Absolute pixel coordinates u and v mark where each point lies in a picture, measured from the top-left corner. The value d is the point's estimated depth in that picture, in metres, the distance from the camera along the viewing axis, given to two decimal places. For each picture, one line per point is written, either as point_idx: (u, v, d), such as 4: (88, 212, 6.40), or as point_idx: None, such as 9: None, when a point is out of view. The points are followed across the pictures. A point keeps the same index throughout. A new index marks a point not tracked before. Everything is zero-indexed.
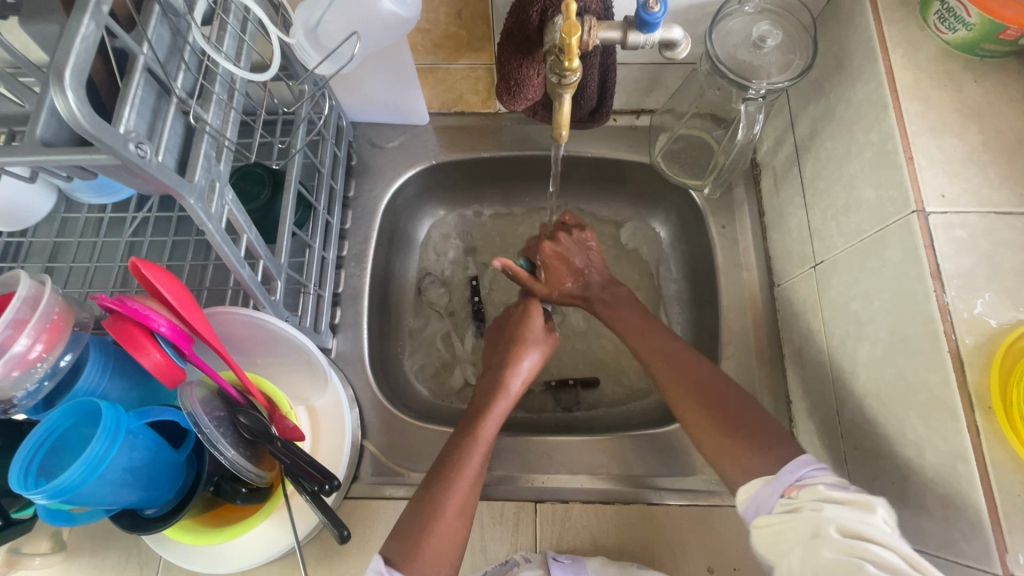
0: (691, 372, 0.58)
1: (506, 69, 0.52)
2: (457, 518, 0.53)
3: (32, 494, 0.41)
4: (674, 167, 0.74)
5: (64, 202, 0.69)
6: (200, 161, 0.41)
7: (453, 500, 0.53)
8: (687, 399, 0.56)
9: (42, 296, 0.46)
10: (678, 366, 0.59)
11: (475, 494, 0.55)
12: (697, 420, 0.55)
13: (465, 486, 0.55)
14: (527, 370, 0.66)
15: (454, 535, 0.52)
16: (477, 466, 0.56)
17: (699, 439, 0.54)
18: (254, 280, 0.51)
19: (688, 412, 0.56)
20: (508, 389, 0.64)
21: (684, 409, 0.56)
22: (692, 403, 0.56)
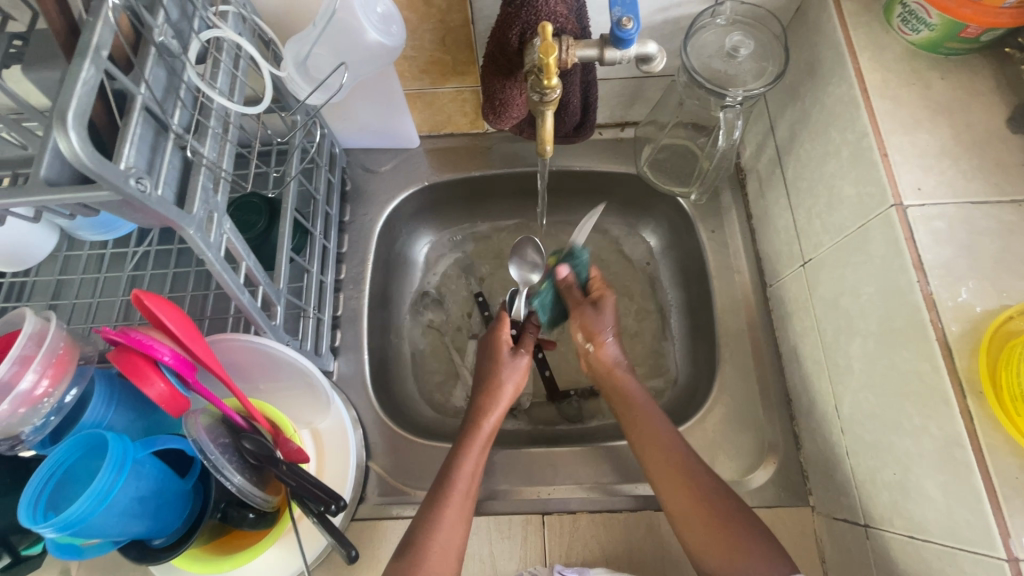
0: (690, 471, 0.57)
1: (491, 90, 0.55)
2: (454, 531, 0.54)
3: (41, 528, 0.41)
4: (660, 176, 0.76)
5: (67, 241, 0.70)
6: (198, 194, 0.43)
7: (449, 512, 0.55)
8: (684, 510, 0.55)
9: (47, 332, 0.47)
10: (676, 472, 0.57)
11: (466, 518, 0.56)
12: (696, 533, 0.54)
13: (458, 500, 0.56)
14: (512, 392, 0.65)
15: (453, 548, 0.54)
16: (470, 478, 0.57)
17: (697, 548, 0.54)
18: (254, 306, 0.52)
19: (685, 516, 0.55)
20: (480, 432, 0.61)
21: (681, 516, 0.55)
22: (687, 508, 0.55)
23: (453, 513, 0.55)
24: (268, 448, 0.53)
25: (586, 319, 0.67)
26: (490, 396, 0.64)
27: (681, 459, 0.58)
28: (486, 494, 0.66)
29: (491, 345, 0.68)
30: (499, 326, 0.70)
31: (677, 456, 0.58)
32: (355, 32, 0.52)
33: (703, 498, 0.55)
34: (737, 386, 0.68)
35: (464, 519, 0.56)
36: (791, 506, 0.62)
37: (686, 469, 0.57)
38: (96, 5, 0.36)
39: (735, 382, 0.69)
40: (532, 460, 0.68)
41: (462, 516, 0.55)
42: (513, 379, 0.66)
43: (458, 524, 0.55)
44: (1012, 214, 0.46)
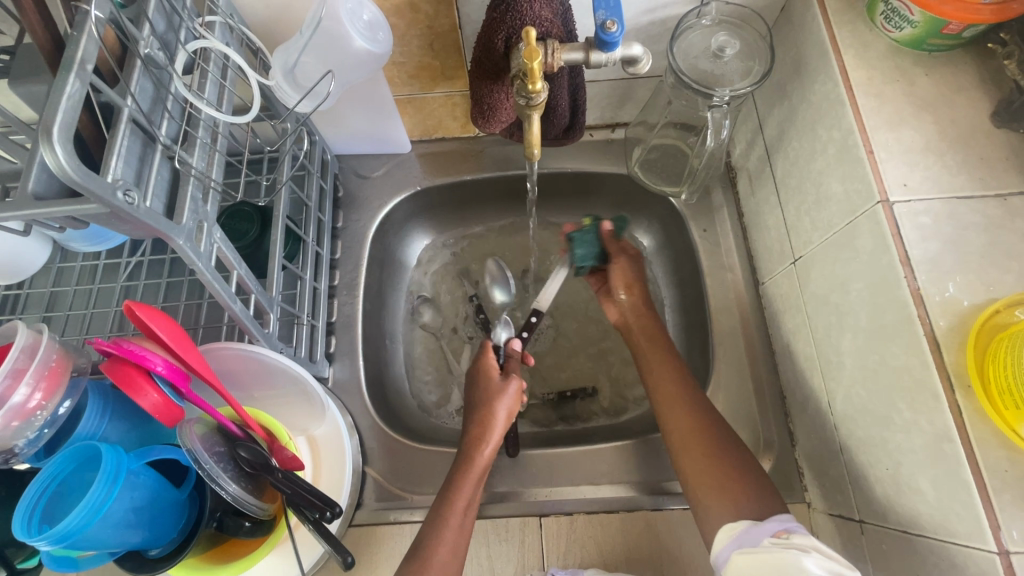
0: (702, 419, 0.59)
1: (479, 94, 0.55)
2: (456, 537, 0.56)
3: (36, 541, 0.41)
4: (651, 176, 0.76)
5: (60, 253, 0.71)
6: (187, 204, 0.43)
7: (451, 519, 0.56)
8: (695, 453, 0.57)
9: (39, 344, 0.47)
10: (684, 412, 0.60)
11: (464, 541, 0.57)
12: (701, 478, 0.55)
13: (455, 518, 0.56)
14: (505, 420, 0.64)
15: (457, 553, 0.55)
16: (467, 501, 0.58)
17: (698, 495, 0.55)
18: (247, 314, 0.53)
19: (690, 461, 0.57)
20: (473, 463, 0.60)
21: (686, 463, 0.57)
22: (699, 458, 0.56)
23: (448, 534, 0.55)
24: (264, 456, 0.53)
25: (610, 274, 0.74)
26: (483, 427, 0.63)
27: (698, 419, 0.59)
28: (482, 497, 0.66)
29: (480, 372, 0.69)
30: (484, 352, 0.71)
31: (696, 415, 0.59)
32: (342, 40, 0.52)
33: (713, 443, 0.57)
34: (732, 384, 0.69)
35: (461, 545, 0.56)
36: (787, 503, 0.62)
37: (699, 416, 0.59)
38: (80, 20, 0.36)
39: (730, 380, 0.69)
40: (528, 462, 0.68)
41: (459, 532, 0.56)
42: (505, 407, 0.64)
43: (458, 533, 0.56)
44: (997, 208, 0.46)
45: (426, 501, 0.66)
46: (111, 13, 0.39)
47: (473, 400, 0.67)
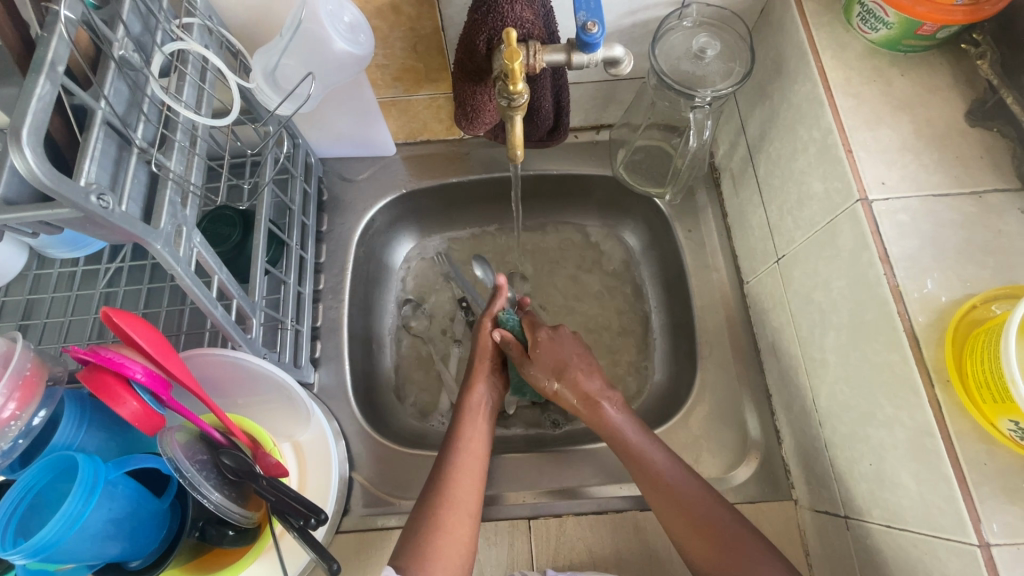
0: (677, 489, 0.57)
1: (462, 96, 0.55)
2: (461, 526, 0.55)
3: (10, 555, 0.40)
4: (635, 177, 0.77)
5: (37, 259, 0.70)
6: (165, 208, 0.42)
7: (452, 515, 0.55)
8: (680, 523, 0.56)
9: (13, 353, 0.46)
10: (660, 488, 0.57)
11: (467, 527, 0.55)
12: (699, 547, 0.54)
13: (463, 486, 0.57)
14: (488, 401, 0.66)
15: (457, 550, 0.54)
16: (469, 465, 0.59)
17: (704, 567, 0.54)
18: (229, 320, 0.52)
19: (678, 529, 0.56)
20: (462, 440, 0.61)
21: (679, 529, 0.56)
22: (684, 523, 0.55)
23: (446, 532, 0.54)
24: (248, 463, 0.53)
25: (547, 359, 0.66)
26: (467, 410, 0.64)
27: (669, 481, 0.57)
28: None
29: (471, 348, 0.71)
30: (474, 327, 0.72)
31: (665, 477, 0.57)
32: (323, 42, 0.52)
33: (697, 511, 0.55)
34: (718, 384, 0.69)
35: (464, 537, 0.55)
36: (774, 500, 0.62)
37: (670, 485, 0.57)
38: (50, 21, 0.36)
39: (717, 379, 0.69)
40: (517, 465, 0.68)
41: (467, 514, 0.56)
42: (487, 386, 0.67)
43: (464, 529, 0.55)
44: (973, 205, 0.47)
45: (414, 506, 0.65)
46: (83, 14, 0.38)
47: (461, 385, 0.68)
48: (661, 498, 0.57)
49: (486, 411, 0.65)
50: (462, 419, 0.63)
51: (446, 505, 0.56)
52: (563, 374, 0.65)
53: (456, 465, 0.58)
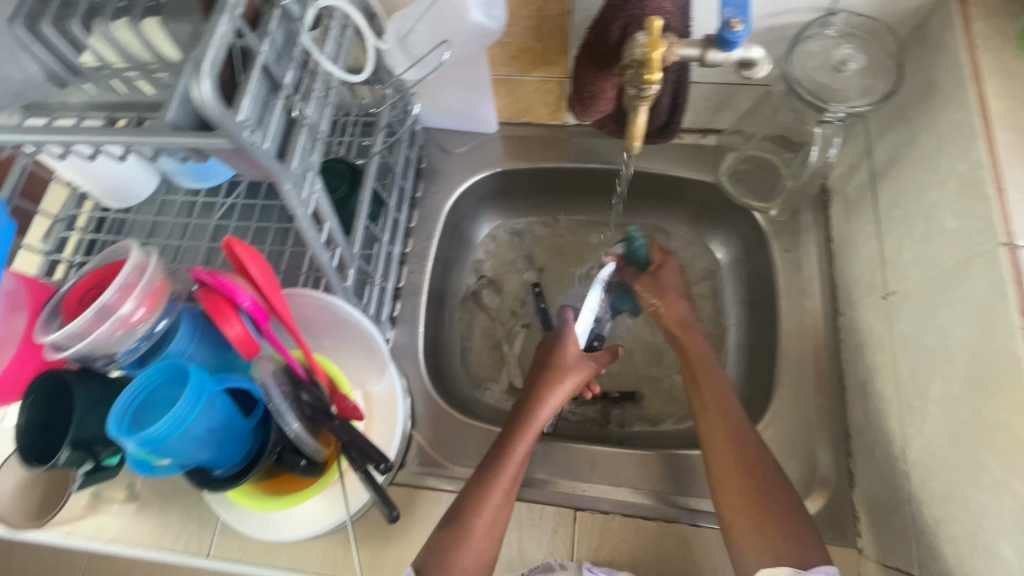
0: (739, 428, 0.58)
1: (582, 81, 0.55)
2: (495, 514, 0.56)
3: (126, 440, 0.46)
4: (739, 188, 0.75)
5: (165, 186, 0.78)
6: (298, 151, 0.45)
7: (492, 494, 0.57)
8: (726, 465, 0.56)
9: (148, 265, 0.52)
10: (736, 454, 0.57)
11: (503, 520, 0.57)
12: (734, 497, 0.55)
13: (505, 486, 0.57)
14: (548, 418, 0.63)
15: (489, 532, 0.55)
16: (513, 475, 0.58)
17: (728, 514, 0.54)
18: (331, 265, 0.55)
19: (726, 492, 0.55)
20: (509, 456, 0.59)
21: (723, 480, 0.56)
22: (738, 482, 0.55)
23: (492, 511, 0.56)
24: (324, 403, 0.57)
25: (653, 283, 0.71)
26: (523, 428, 0.62)
27: (742, 440, 0.57)
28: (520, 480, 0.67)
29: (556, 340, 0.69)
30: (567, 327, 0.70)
31: (743, 438, 0.57)
32: (459, 10, 0.53)
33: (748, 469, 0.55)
34: (794, 413, 0.66)
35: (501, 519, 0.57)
36: (837, 545, 0.59)
37: (736, 426, 0.58)
38: None
39: (792, 409, 0.66)
40: (571, 454, 0.68)
41: (501, 509, 0.57)
42: (552, 405, 0.64)
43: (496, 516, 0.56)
44: None
45: (465, 473, 0.67)
46: None
47: (531, 390, 0.66)
48: (726, 462, 0.56)
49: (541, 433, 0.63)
50: (519, 434, 0.61)
51: (492, 488, 0.57)
52: (670, 298, 0.70)
53: (501, 468, 0.58)
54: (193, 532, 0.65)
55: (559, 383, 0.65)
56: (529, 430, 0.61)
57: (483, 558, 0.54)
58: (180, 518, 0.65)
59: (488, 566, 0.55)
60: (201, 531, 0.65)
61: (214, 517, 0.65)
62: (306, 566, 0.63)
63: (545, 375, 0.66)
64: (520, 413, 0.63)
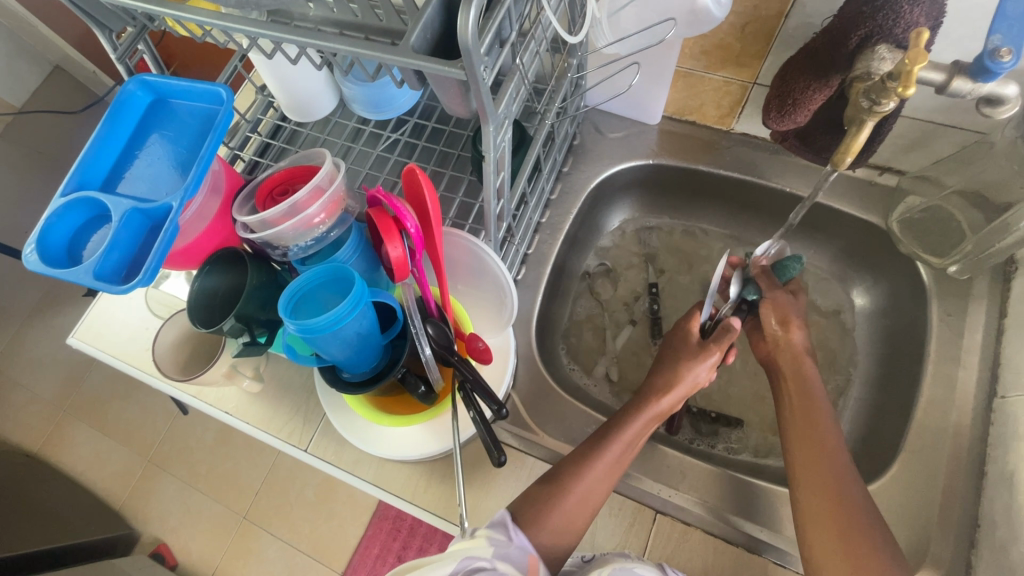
0: (840, 476, 0.55)
1: (790, 85, 0.53)
2: (592, 490, 0.56)
3: (289, 323, 0.50)
4: (908, 236, 0.70)
5: (340, 110, 0.84)
6: (507, 95, 0.47)
7: (592, 470, 0.57)
8: (822, 509, 0.53)
9: (335, 176, 0.56)
10: (834, 504, 0.53)
11: (597, 496, 0.57)
12: (822, 540, 0.52)
13: (605, 465, 0.58)
14: (665, 409, 0.63)
15: (584, 507, 0.56)
16: (615, 458, 0.59)
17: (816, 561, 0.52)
18: (493, 213, 0.57)
19: (818, 538, 0.52)
20: (613, 439, 0.59)
21: (812, 527, 0.53)
22: (831, 531, 0.52)
23: (588, 482, 0.57)
24: (448, 339, 0.58)
25: (779, 304, 0.67)
26: (632, 415, 0.62)
27: (845, 492, 0.54)
28: None
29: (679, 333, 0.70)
30: (689, 319, 0.71)
31: (849, 493, 0.54)
32: None
33: (849, 523, 0.52)
34: (913, 484, 0.61)
35: (597, 496, 0.57)
36: None
37: (837, 475, 0.55)
38: None
39: (914, 480, 0.61)
40: (662, 456, 0.67)
41: (597, 486, 0.57)
42: (670, 397, 0.64)
43: (596, 494, 0.57)
44: None
45: (553, 444, 0.68)
46: None
47: (649, 382, 0.66)
48: (816, 509, 0.54)
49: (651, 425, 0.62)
50: (628, 420, 0.62)
51: (594, 464, 0.58)
52: (791, 324, 0.67)
53: (605, 449, 0.59)
54: (297, 425, 0.71)
55: (678, 379, 0.65)
56: (645, 415, 0.62)
57: (575, 528, 0.55)
58: (289, 410, 0.71)
59: (568, 537, 0.56)
60: (303, 426, 0.70)
61: (317, 417, 0.71)
62: (391, 486, 0.67)
63: (666, 367, 0.67)
64: (633, 402, 0.64)
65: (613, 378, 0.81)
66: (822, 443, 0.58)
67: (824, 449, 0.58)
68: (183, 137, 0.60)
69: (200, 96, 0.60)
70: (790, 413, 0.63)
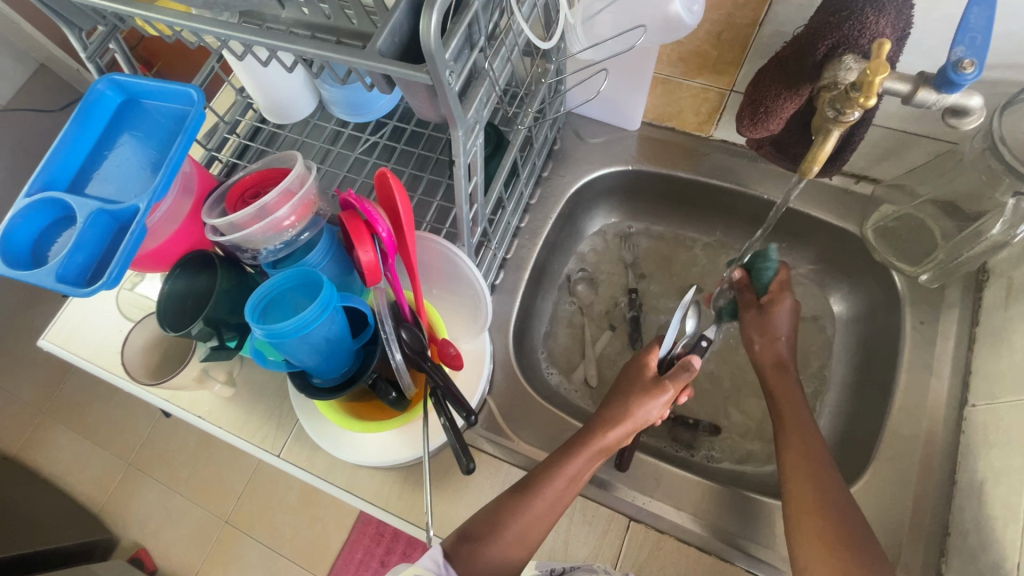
0: (822, 468, 0.57)
1: (762, 94, 0.53)
2: (534, 524, 0.56)
3: (255, 327, 0.49)
4: (883, 245, 0.70)
5: (319, 112, 0.83)
6: (477, 100, 0.47)
7: (534, 504, 0.56)
8: (805, 499, 0.55)
9: (306, 180, 0.56)
10: (817, 493, 0.55)
11: (541, 527, 0.56)
12: (806, 531, 0.53)
13: (547, 500, 0.57)
14: (612, 444, 0.61)
15: (525, 539, 0.55)
16: (559, 492, 0.57)
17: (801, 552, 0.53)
18: (467, 219, 0.57)
19: (803, 527, 0.54)
20: (557, 474, 0.58)
21: (800, 516, 0.54)
22: (814, 519, 0.53)
23: (530, 517, 0.56)
24: (421, 344, 0.58)
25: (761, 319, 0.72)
26: (579, 447, 0.60)
27: (827, 484, 0.56)
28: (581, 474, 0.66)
29: (637, 363, 0.68)
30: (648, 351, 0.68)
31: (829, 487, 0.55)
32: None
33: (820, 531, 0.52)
34: (885, 491, 0.61)
35: (541, 528, 0.56)
36: None
37: (818, 469, 0.57)
38: None
39: (886, 488, 0.62)
40: (637, 463, 0.66)
41: (538, 522, 0.56)
42: (619, 432, 0.61)
43: (542, 518, 0.56)
44: None
45: (529, 450, 0.68)
46: None
47: (602, 412, 0.64)
48: (801, 497, 0.56)
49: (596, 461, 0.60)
50: (574, 454, 0.60)
51: (536, 499, 0.57)
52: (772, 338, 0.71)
53: (550, 483, 0.58)
54: (270, 431, 0.70)
55: (628, 414, 0.62)
56: (590, 451, 0.60)
57: (533, 540, 0.56)
58: (263, 415, 0.70)
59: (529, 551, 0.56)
60: (277, 432, 0.70)
61: (291, 423, 0.70)
62: (362, 492, 0.66)
63: (619, 399, 0.64)
64: (582, 434, 0.62)
65: (592, 383, 0.80)
66: (806, 439, 0.60)
67: (797, 456, 0.58)
68: (152, 138, 0.60)
69: (171, 97, 0.59)
70: (785, 449, 0.61)
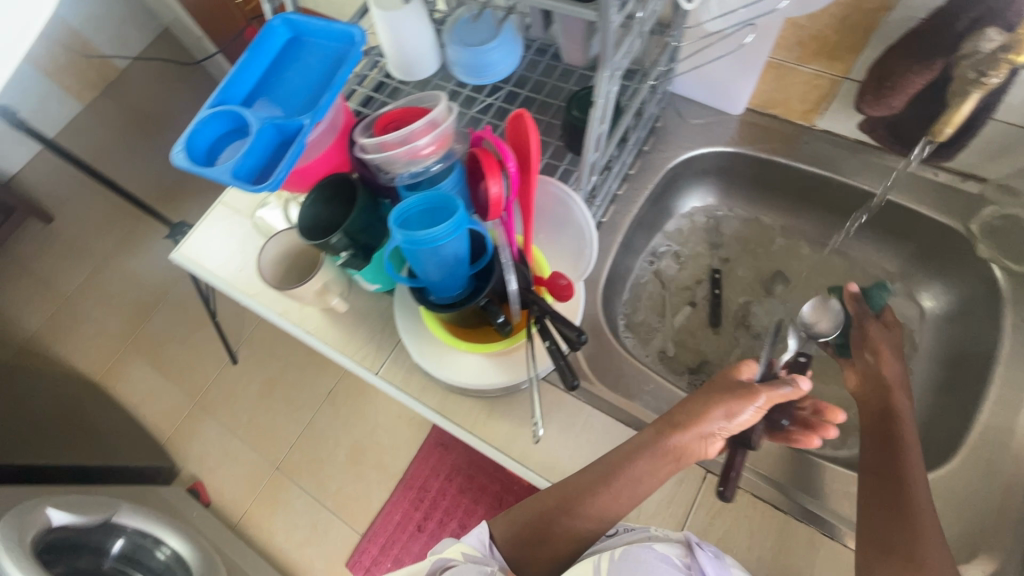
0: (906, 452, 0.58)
1: (890, 69, 0.56)
2: (605, 504, 0.57)
3: (395, 233, 0.55)
4: (987, 243, 0.71)
5: (441, 73, 0.90)
6: (624, 47, 0.52)
7: (600, 493, 0.57)
8: (879, 476, 0.56)
9: (445, 116, 0.62)
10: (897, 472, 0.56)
11: (615, 509, 0.57)
12: (876, 500, 0.55)
13: (613, 491, 0.57)
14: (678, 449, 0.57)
15: (594, 516, 0.57)
16: (621, 487, 0.57)
17: (866, 527, 0.54)
18: (589, 164, 0.63)
19: (872, 501, 0.55)
20: (622, 468, 0.58)
21: (871, 495, 0.55)
22: (886, 498, 0.54)
23: (604, 499, 0.57)
24: (528, 281, 0.62)
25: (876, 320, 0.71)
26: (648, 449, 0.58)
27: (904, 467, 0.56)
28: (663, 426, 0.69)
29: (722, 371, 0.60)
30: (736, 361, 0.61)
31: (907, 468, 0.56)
32: None
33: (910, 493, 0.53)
34: (970, 477, 0.61)
35: (614, 508, 0.57)
36: None
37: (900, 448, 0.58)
38: None
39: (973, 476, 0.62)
40: None
41: (609, 506, 0.57)
42: (686, 439, 0.57)
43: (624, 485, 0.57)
44: None
45: (611, 398, 0.71)
46: None
47: (675, 410, 0.60)
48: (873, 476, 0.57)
49: (660, 463, 0.58)
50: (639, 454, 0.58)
51: (601, 488, 0.57)
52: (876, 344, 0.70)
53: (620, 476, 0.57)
54: (373, 350, 0.76)
55: (701, 421, 0.57)
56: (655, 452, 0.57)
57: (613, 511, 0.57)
58: (367, 336, 0.77)
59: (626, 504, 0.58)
60: (378, 352, 0.76)
61: (392, 345, 0.76)
62: (452, 414, 0.71)
63: (692, 402, 0.59)
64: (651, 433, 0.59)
65: (669, 353, 0.83)
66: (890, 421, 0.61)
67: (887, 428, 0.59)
68: (312, 70, 0.67)
69: (335, 36, 0.67)
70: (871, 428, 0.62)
